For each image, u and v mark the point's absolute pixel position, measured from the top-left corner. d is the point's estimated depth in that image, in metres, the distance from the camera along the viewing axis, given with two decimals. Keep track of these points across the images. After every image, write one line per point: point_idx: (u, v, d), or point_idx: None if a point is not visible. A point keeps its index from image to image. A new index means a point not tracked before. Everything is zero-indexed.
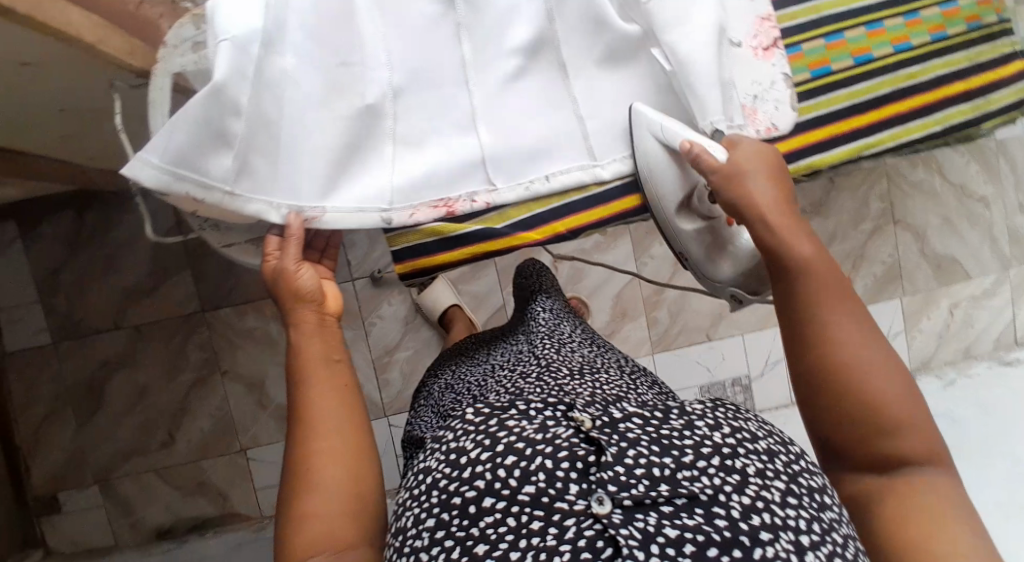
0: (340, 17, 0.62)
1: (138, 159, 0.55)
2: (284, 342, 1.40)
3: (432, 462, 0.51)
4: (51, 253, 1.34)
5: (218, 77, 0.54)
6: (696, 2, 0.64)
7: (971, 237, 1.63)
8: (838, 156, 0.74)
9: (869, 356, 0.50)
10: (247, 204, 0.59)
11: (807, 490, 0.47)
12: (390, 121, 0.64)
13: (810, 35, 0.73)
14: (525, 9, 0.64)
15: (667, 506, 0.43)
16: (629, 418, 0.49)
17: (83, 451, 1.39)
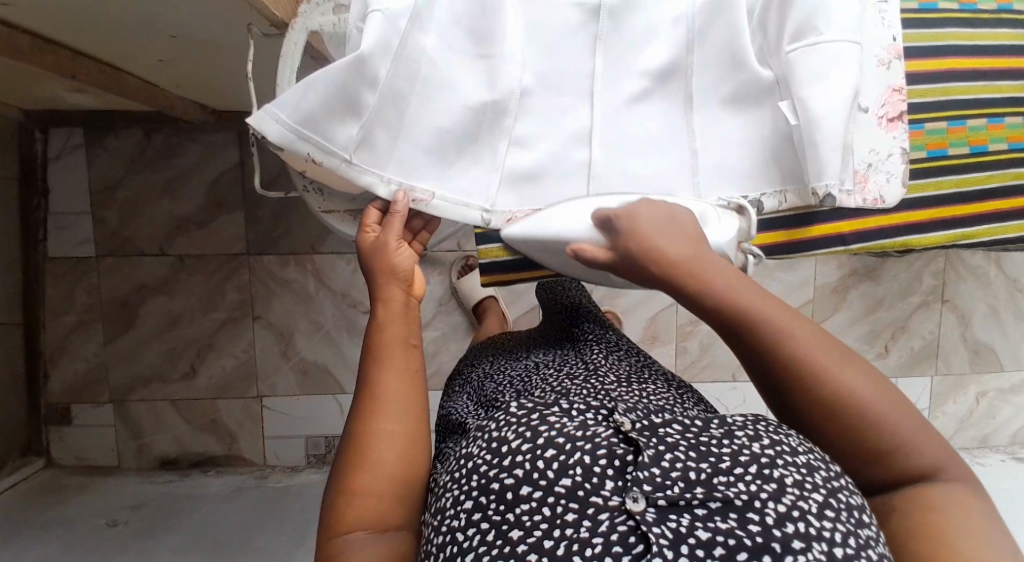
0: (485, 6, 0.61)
1: (268, 113, 0.58)
2: (319, 300, 1.40)
3: (475, 448, 0.51)
4: (112, 168, 1.35)
5: (365, 47, 0.56)
6: (843, 60, 0.62)
7: (1013, 331, 1.61)
8: (932, 241, 0.72)
9: (862, 389, 0.48)
10: (361, 174, 0.61)
11: (846, 506, 0.45)
12: (510, 120, 0.64)
13: (933, 115, 0.72)
14: (662, 34, 0.65)
15: (701, 509, 0.43)
16: (669, 423, 0.50)
17: (106, 367, 1.41)
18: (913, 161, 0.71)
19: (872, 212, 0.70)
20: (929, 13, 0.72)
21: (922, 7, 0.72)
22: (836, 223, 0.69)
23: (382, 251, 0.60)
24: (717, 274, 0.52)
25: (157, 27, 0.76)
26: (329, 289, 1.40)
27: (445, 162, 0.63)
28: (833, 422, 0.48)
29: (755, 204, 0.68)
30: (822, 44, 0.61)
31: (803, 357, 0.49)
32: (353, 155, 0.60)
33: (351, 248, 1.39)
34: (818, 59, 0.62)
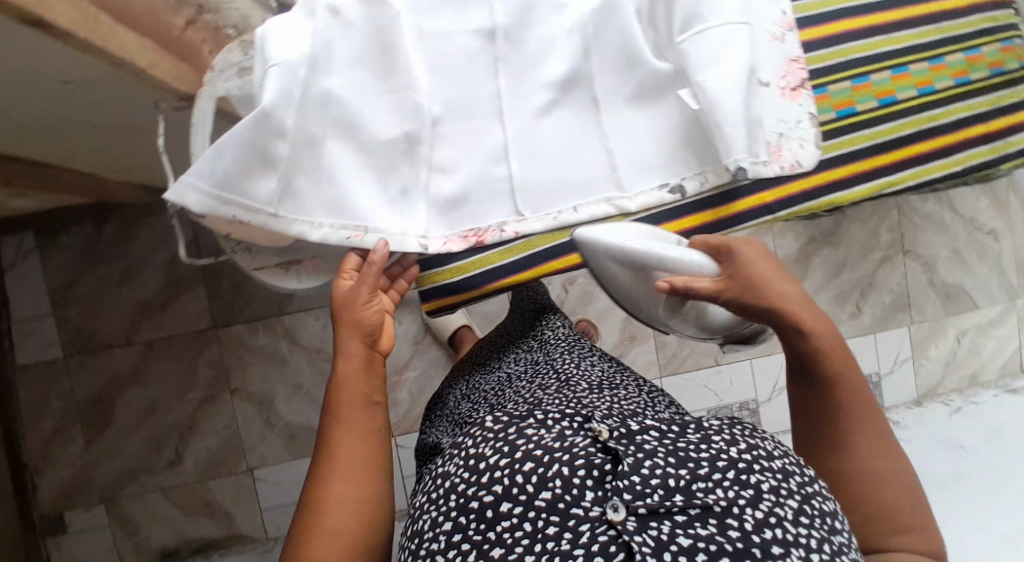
0: (383, 44, 0.62)
1: (186, 183, 0.59)
2: (294, 361, 1.40)
3: (452, 467, 0.57)
4: (67, 267, 1.34)
5: (266, 101, 0.57)
6: (733, 40, 0.64)
7: (978, 268, 1.65)
8: (860, 193, 0.75)
9: (891, 473, 0.58)
10: (291, 224, 0.61)
11: (820, 512, 0.52)
12: (427, 148, 0.64)
13: (836, 76, 0.74)
14: (560, 46, 0.66)
15: (681, 516, 0.49)
16: (645, 431, 0.55)
17: (92, 467, 1.38)
18: (823, 123, 0.74)
19: (790, 179, 0.72)
20: None
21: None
22: (758, 195, 0.72)
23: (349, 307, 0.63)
24: (827, 334, 0.60)
25: (78, 121, 0.77)
26: (303, 347, 1.40)
27: (373, 203, 0.63)
28: (859, 484, 0.58)
29: (678, 189, 0.70)
30: (708, 31, 0.64)
31: (865, 420, 0.59)
32: (279, 209, 0.61)
33: (318, 303, 1.40)
34: (707, 45, 0.64)
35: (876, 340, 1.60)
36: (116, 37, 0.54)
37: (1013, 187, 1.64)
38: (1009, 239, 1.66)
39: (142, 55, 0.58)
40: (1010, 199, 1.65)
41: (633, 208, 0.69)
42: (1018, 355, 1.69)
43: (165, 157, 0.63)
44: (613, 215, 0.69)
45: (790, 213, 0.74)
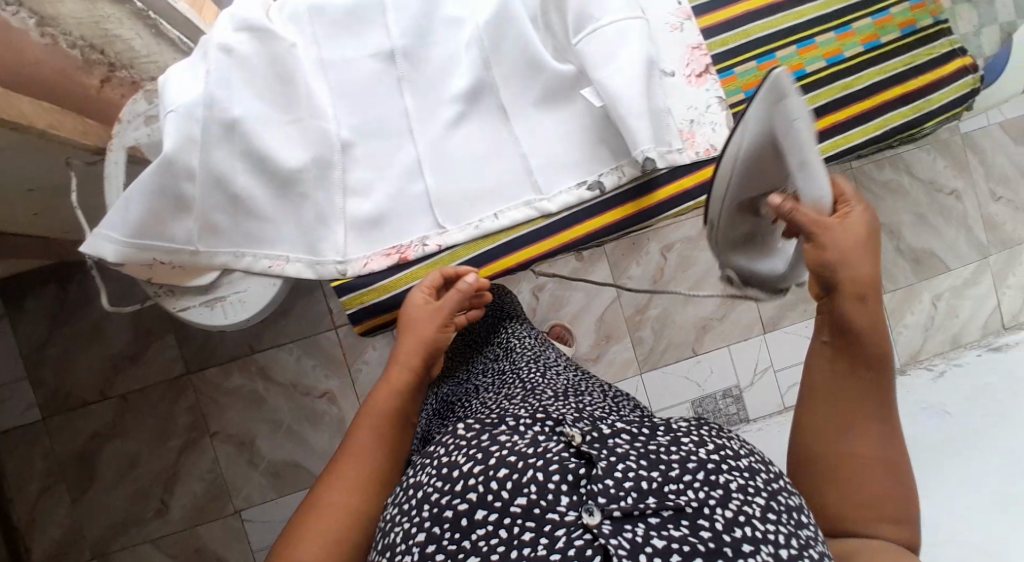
0: (282, 77, 0.64)
1: (98, 236, 0.60)
2: (271, 399, 1.41)
3: (423, 477, 0.50)
4: (37, 329, 1.35)
5: (168, 146, 0.60)
6: (625, 37, 0.65)
7: (944, 230, 1.65)
8: None
9: (882, 463, 0.53)
10: (215, 256, 0.65)
11: (786, 507, 0.48)
12: (339, 170, 0.66)
13: (741, 58, 0.75)
14: (462, 60, 0.68)
15: (654, 518, 0.44)
16: (617, 433, 0.50)
17: (80, 525, 1.37)
18: (732, 105, 0.74)
19: (709, 162, 0.73)
20: None
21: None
22: (676, 182, 0.73)
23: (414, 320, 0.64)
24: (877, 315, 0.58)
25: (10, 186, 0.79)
26: (278, 383, 1.41)
27: (291, 232, 0.66)
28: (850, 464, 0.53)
29: (597, 185, 0.70)
30: (601, 29, 0.65)
31: (872, 404, 0.55)
32: (199, 245, 0.64)
33: (290, 338, 1.41)
34: (602, 43, 0.65)
35: None
36: (13, 105, 0.57)
37: (969, 146, 1.65)
38: (973, 198, 1.66)
39: (43, 119, 0.61)
40: (969, 157, 1.65)
41: (554, 209, 0.70)
42: (999, 311, 1.67)
43: (80, 211, 0.66)
44: (533, 217, 0.70)
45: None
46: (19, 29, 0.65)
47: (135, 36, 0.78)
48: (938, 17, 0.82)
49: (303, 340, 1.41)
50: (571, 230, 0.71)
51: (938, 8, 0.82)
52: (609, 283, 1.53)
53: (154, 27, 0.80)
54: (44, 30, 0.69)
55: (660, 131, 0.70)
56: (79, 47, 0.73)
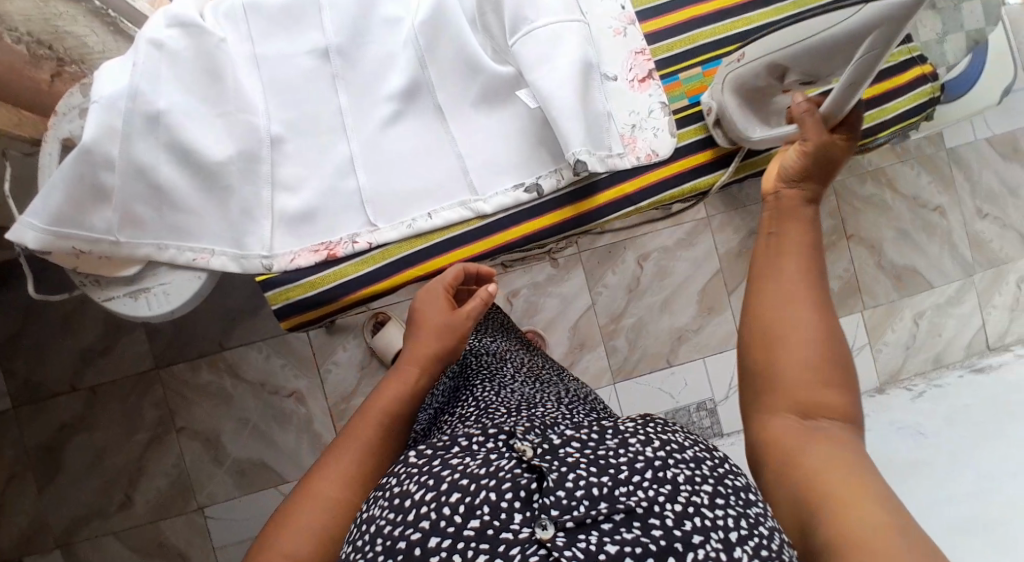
0: (211, 72, 0.69)
1: (23, 223, 0.64)
2: (239, 396, 1.41)
3: (376, 510, 0.48)
4: (8, 320, 1.35)
5: (90, 135, 0.64)
6: (560, 41, 0.68)
7: (928, 246, 1.63)
8: (714, 179, 0.78)
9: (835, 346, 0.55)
10: (137, 247, 0.69)
11: (733, 489, 0.47)
12: (268, 165, 0.71)
13: (687, 64, 0.79)
14: (398, 60, 0.72)
15: (607, 524, 0.43)
16: (567, 440, 0.48)
17: (44, 515, 1.37)
18: (676, 111, 0.78)
19: (650, 168, 0.75)
20: None
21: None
22: (616, 187, 0.75)
23: (423, 330, 0.67)
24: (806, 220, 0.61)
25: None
26: (247, 381, 1.41)
27: (219, 226, 0.71)
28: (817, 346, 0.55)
29: (534, 188, 0.72)
30: (535, 31, 0.67)
31: (815, 275, 0.57)
32: (118, 236, 0.67)
33: (261, 336, 1.41)
34: (535, 44, 0.68)
35: None
36: None
37: (955, 163, 1.63)
38: (959, 215, 1.64)
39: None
40: (955, 174, 1.64)
41: (489, 210, 0.72)
42: (984, 331, 1.64)
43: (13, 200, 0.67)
44: (469, 218, 0.72)
45: (654, 202, 0.76)
46: None
47: (88, 33, 0.77)
48: None
49: (274, 339, 1.41)
50: (502, 233, 0.73)
51: None
52: (584, 291, 1.52)
53: (112, 25, 0.81)
54: None
55: (596, 135, 0.71)
56: (25, 42, 0.71)
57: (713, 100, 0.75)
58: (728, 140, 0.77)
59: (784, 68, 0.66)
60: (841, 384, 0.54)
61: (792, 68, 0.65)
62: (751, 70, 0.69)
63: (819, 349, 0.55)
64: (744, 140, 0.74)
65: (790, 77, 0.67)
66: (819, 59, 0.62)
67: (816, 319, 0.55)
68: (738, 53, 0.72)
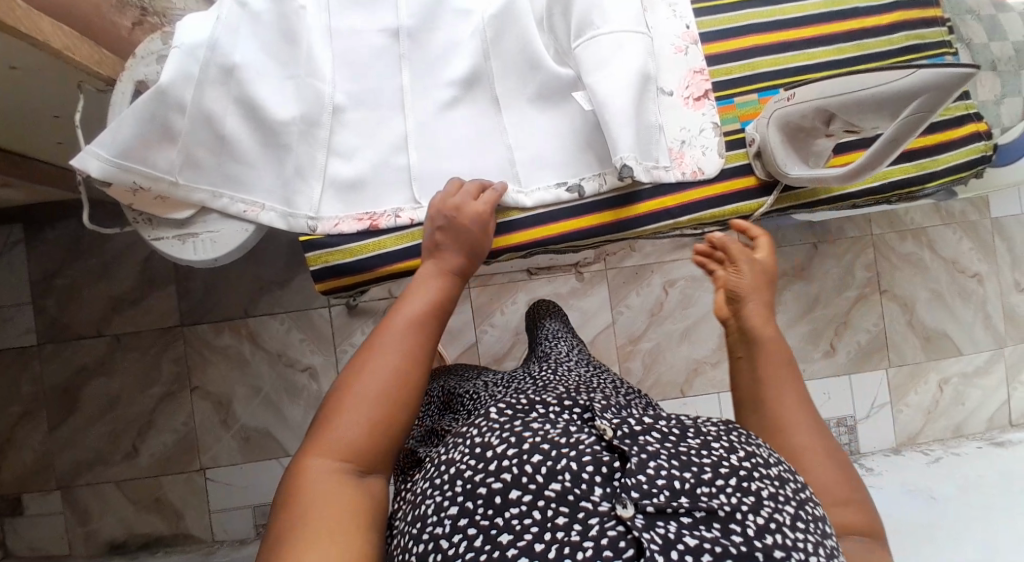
0: (287, 37, 0.72)
1: (88, 152, 0.67)
2: (254, 363, 1.43)
3: (456, 455, 0.53)
4: (48, 259, 1.39)
5: (170, 77, 0.67)
6: (618, 53, 0.71)
7: (962, 313, 1.60)
8: (754, 206, 0.80)
9: (836, 459, 0.59)
10: (192, 192, 0.72)
11: (813, 517, 0.50)
12: (326, 131, 0.74)
13: (743, 90, 0.82)
14: (462, 48, 0.75)
15: (686, 518, 0.47)
16: (648, 431, 0.54)
17: (51, 453, 1.40)
18: (728, 132, 0.80)
19: (693, 183, 0.78)
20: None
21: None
22: (658, 199, 0.77)
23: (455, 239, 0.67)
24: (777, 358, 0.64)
25: (38, 107, 0.83)
26: (265, 350, 1.43)
27: (273, 181, 0.74)
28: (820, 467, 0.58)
29: (576, 189, 0.75)
30: (600, 36, 0.71)
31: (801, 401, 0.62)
32: (178, 176, 0.71)
33: (285, 308, 1.43)
34: (596, 49, 0.71)
35: (851, 382, 1.56)
36: (33, 22, 0.61)
37: (998, 231, 1.61)
38: (996, 284, 1.62)
39: (59, 40, 0.65)
40: (997, 242, 1.61)
41: (529, 203, 0.75)
42: (1007, 407, 1.61)
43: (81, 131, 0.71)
44: (509, 208, 0.75)
45: (692, 218, 0.78)
46: None
47: None
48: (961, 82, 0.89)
49: (298, 313, 1.44)
50: (550, 226, 0.75)
51: None
52: (606, 308, 1.52)
53: None
54: None
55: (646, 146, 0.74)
56: None
57: (756, 133, 0.77)
58: (766, 171, 0.79)
59: (832, 112, 0.71)
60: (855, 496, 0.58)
61: (839, 114, 0.70)
62: (799, 111, 0.72)
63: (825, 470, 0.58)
64: (780, 175, 0.77)
65: (835, 124, 0.73)
66: (868, 110, 0.67)
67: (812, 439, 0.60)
68: (787, 93, 0.73)
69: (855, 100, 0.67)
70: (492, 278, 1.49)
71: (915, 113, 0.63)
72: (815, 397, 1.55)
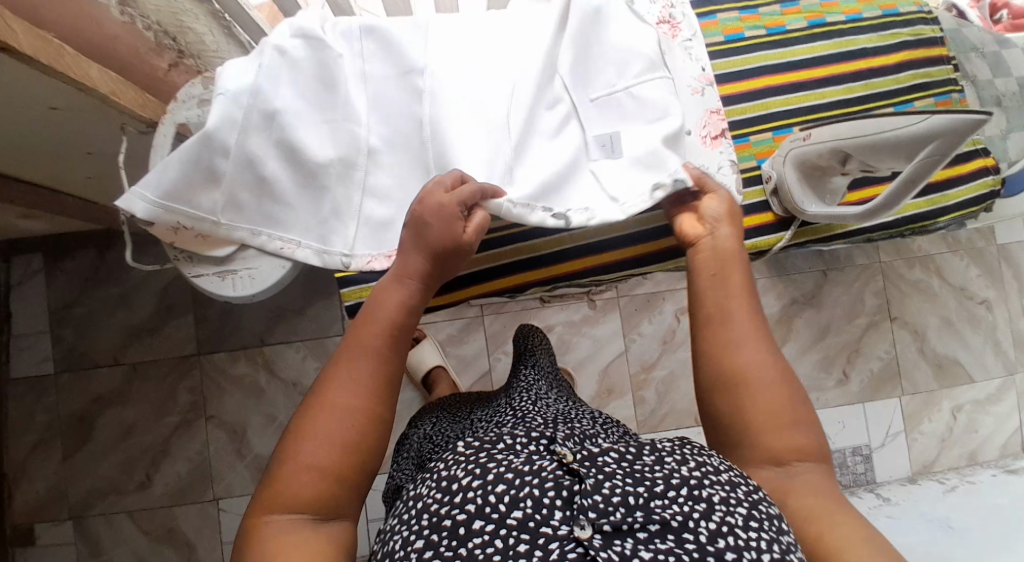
0: (325, 84, 0.79)
1: (135, 194, 0.73)
2: (270, 392, 1.43)
3: (424, 489, 0.57)
4: (67, 287, 1.40)
5: (214, 123, 0.74)
6: (630, 110, 0.84)
7: (972, 339, 1.61)
8: (769, 241, 0.83)
9: (788, 392, 0.61)
10: (232, 230, 0.78)
11: (767, 516, 0.53)
12: (361, 172, 0.81)
13: (759, 128, 0.88)
14: (487, 88, 0.81)
15: (643, 533, 0.50)
16: (606, 452, 0.56)
17: (65, 482, 1.40)
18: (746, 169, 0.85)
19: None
20: (737, 43, 0.89)
21: (727, 38, 0.89)
22: None
23: (419, 244, 0.66)
24: (737, 282, 0.67)
25: (75, 143, 0.85)
26: (280, 379, 1.43)
27: (309, 221, 0.81)
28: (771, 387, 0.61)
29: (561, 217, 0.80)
30: (616, 93, 0.84)
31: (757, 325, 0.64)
32: (221, 217, 0.77)
33: (300, 336, 1.44)
34: (615, 104, 0.84)
35: (864, 410, 1.56)
36: (82, 67, 0.64)
37: (1005, 258, 1.63)
38: (1004, 310, 1.63)
39: (105, 86, 0.68)
40: (1004, 269, 1.63)
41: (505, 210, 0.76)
42: (1019, 433, 1.61)
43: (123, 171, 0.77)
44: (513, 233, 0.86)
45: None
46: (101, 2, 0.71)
47: (207, 32, 0.84)
48: None
49: (313, 341, 1.44)
50: None
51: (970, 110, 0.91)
52: (619, 335, 1.53)
53: (227, 28, 0.87)
54: (124, 9, 0.74)
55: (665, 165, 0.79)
56: (154, 30, 0.79)
57: (773, 170, 0.80)
58: (783, 207, 0.83)
59: (846, 152, 0.73)
60: (804, 428, 0.60)
61: (855, 155, 0.72)
62: (815, 151, 0.74)
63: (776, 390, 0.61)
64: (798, 212, 0.80)
65: (851, 164, 0.75)
66: (885, 153, 0.69)
67: (769, 363, 0.62)
68: (803, 132, 0.75)
69: (867, 144, 0.69)
70: (505, 306, 1.51)
71: (927, 158, 0.65)
72: (830, 425, 1.55)
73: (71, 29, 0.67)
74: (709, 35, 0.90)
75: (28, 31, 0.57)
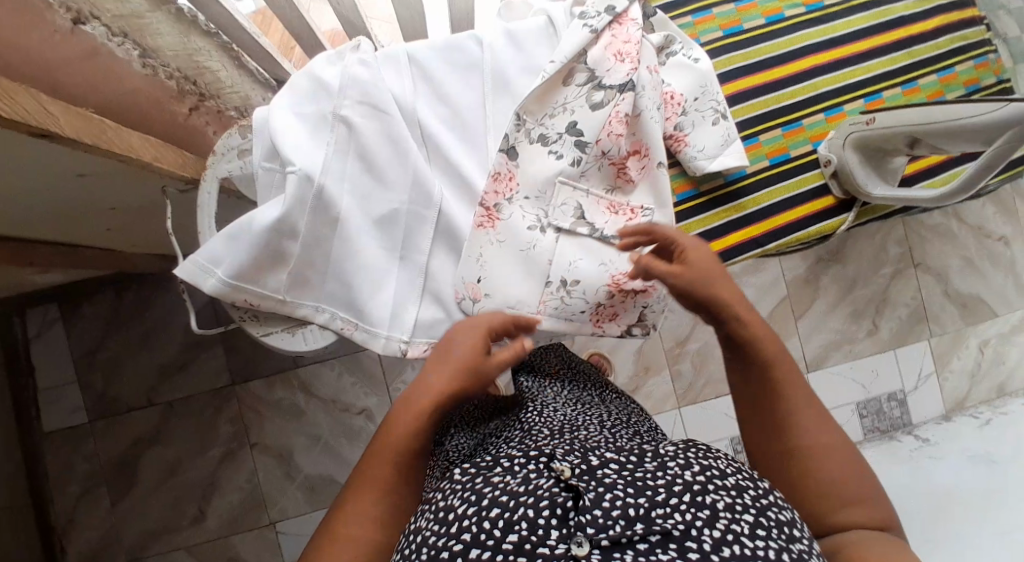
0: (396, 154, 0.75)
1: (195, 263, 0.73)
2: (310, 412, 1.42)
3: (422, 522, 0.49)
4: (89, 333, 1.37)
5: (284, 208, 0.72)
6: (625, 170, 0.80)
7: (993, 276, 1.63)
8: (819, 231, 0.89)
9: (831, 450, 0.57)
10: (297, 307, 0.77)
11: (777, 522, 0.46)
12: (424, 257, 0.78)
13: (807, 111, 0.89)
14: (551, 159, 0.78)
15: (643, 544, 0.42)
16: (606, 463, 0.48)
17: (117, 527, 1.39)
18: (803, 155, 0.88)
19: (775, 187, 0.87)
20: (778, 23, 0.89)
21: (769, 19, 0.89)
22: (746, 228, 0.86)
23: (452, 361, 0.62)
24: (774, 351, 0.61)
25: (102, 200, 0.82)
26: (319, 398, 1.42)
27: (366, 302, 0.77)
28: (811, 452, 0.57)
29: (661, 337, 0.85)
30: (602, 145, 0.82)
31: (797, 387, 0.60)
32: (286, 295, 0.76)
33: (333, 353, 1.43)
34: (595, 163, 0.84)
35: (897, 357, 1.58)
36: (123, 139, 0.64)
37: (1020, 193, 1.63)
38: None
39: (148, 154, 0.68)
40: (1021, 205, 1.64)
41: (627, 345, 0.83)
42: None
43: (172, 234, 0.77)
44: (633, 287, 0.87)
45: (768, 194, 0.87)
46: (123, 58, 0.72)
47: (222, 68, 0.86)
48: (1000, 76, 0.92)
49: (347, 357, 1.43)
50: None
51: (999, 68, 0.92)
52: None
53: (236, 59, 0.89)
54: (145, 60, 0.75)
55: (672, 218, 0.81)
56: (175, 77, 0.79)
57: (832, 154, 0.85)
58: (842, 190, 0.88)
59: (917, 137, 0.79)
60: (858, 493, 0.55)
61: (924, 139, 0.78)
62: (878, 135, 0.81)
63: (818, 452, 0.56)
64: (863, 193, 0.85)
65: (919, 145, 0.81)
66: (958, 138, 0.75)
67: (823, 426, 0.58)
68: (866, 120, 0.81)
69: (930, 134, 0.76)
70: None
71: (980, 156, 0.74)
72: (863, 375, 1.57)
73: (99, 93, 0.66)
74: (751, 17, 0.89)
75: (66, 112, 0.56)
